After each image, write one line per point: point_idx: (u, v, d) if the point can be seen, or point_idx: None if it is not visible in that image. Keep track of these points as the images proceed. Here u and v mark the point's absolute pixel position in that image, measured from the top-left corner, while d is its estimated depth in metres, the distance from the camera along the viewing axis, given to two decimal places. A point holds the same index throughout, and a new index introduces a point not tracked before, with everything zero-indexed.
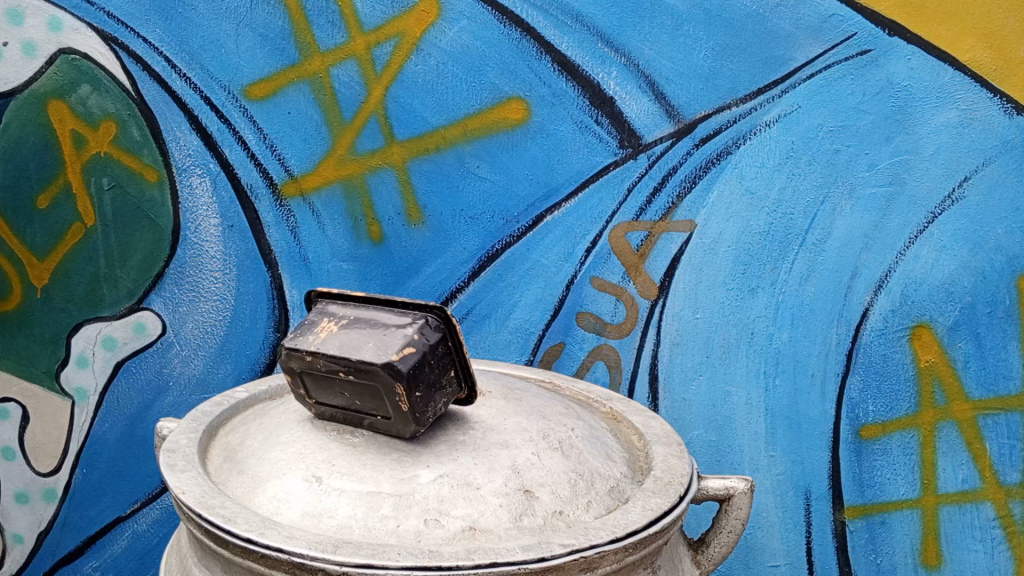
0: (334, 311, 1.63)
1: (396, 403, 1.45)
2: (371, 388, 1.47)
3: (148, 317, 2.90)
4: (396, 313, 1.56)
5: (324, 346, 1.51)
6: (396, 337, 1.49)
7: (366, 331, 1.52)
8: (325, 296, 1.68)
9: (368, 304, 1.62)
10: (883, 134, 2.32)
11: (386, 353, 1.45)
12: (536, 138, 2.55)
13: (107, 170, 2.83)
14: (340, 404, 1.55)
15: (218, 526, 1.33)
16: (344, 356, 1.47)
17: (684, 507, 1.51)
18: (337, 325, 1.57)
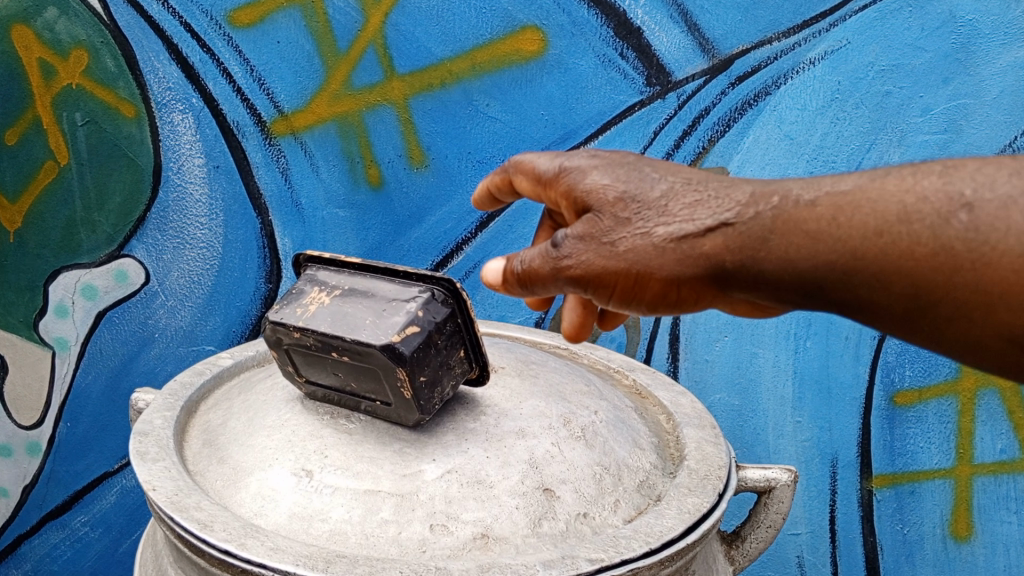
0: (325, 279, 1.42)
1: (398, 389, 1.26)
2: (369, 371, 1.28)
3: (130, 265, 2.67)
4: (397, 285, 1.36)
5: (315, 323, 1.31)
6: (399, 313, 1.28)
7: (362, 305, 1.32)
8: (314, 260, 1.47)
9: (364, 270, 1.41)
10: (941, 74, 2.07)
11: (386, 333, 1.24)
12: (553, 73, 2.30)
13: (80, 105, 2.56)
14: (334, 385, 1.36)
15: (193, 533, 1.15)
16: (337, 334, 1.27)
17: (724, 507, 1.33)
18: (329, 296, 1.36)
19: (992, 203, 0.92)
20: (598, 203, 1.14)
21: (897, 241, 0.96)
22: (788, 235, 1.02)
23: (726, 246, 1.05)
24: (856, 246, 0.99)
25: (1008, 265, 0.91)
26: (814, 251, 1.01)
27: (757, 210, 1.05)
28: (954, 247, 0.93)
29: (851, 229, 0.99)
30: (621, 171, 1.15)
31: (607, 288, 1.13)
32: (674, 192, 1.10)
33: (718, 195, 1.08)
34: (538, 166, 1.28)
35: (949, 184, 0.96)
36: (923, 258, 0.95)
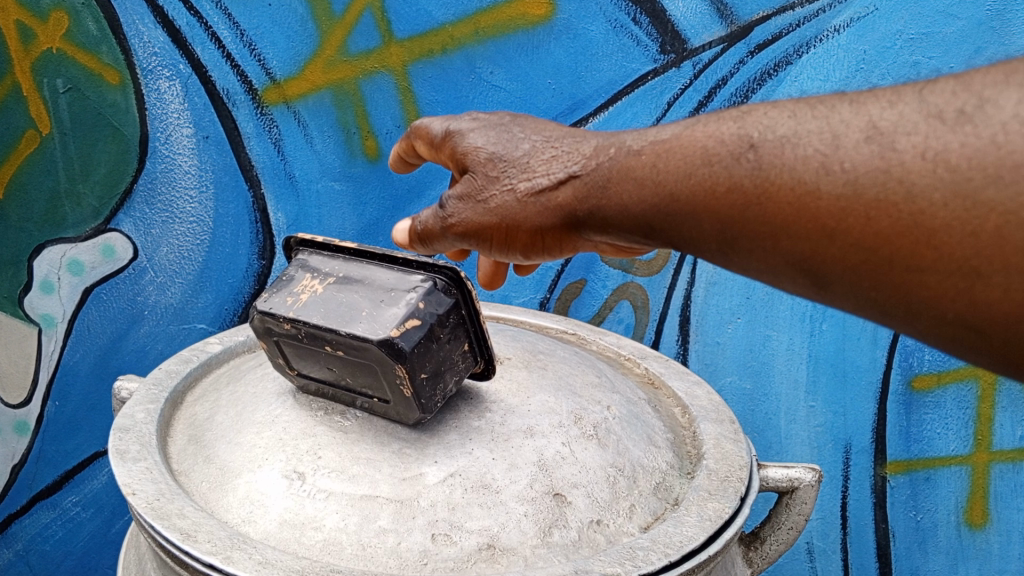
0: (318, 265, 1.32)
1: (397, 387, 1.17)
2: (366, 367, 1.19)
3: (117, 240, 2.49)
4: (395, 273, 1.26)
5: (307, 315, 1.21)
6: (398, 305, 1.19)
7: (358, 296, 1.22)
8: (305, 244, 1.37)
9: (359, 257, 1.31)
10: (974, 44, 1.95)
11: (385, 327, 1.15)
12: (561, 39, 2.17)
13: (61, 71, 2.36)
14: (329, 379, 1.27)
15: (175, 544, 1.06)
16: (331, 328, 1.18)
17: (746, 513, 1.24)
18: (322, 285, 1.26)
19: (774, 142, 0.90)
20: (474, 163, 1.18)
21: (704, 182, 0.95)
22: (622, 184, 1.04)
23: (575, 196, 1.08)
24: (671, 189, 0.98)
25: (788, 194, 0.88)
26: (641, 196, 1.01)
27: (601, 159, 1.07)
28: (746, 184, 0.91)
29: (668, 174, 0.99)
30: (493, 132, 1.19)
31: (488, 243, 1.18)
32: (534, 149, 1.13)
33: (568, 149, 1.11)
34: (431, 128, 1.30)
35: (741, 129, 0.94)
36: (724, 197, 0.93)
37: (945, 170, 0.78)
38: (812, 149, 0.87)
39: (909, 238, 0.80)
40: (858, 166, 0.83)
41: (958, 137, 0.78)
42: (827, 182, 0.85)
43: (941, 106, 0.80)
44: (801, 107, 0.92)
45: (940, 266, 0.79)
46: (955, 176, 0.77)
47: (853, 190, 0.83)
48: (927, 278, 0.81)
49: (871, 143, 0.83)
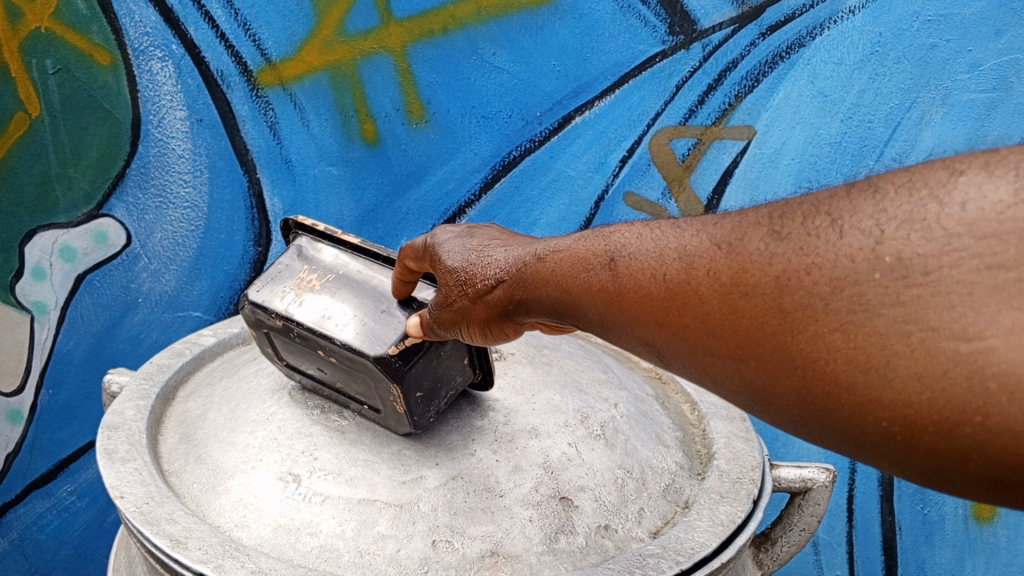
0: (315, 256, 1.28)
1: (391, 405, 1.14)
2: (361, 378, 1.16)
3: (110, 225, 2.43)
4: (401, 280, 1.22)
5: (302, 315, 1.18)
6: (400, 318, 1.16)
7: (356, 301, 1.19)
8: (302, 228, 1.32)
9: (359, 253, 1.27)
10: (993, 26, 1.91)
11: (383, 345, 1.12)
12: (566, 19, 2.10)
13: (50, 51, 2.28)
14: (320, 383, 1.23)
15: (164, 552, 1.02)
16: (327, 336, 1.15)
17: (759, 517, 1.19)
18: (319, 283, 1.23)
19: (629, 254, 0.90)
20: (438, 272, 1.13)
21: (583, 282, 0.93)
22: (538, 282, 1.00)
23: (511, 294, 1.03)
24: (562, 283, 0.96)
25: (632, 297, 0.87)
26: (545, 291, 0.98)
27: (524, 258, 1.03)
28: (606, 286, 0.90)
29: (558, 274, 0.97)
30: (457, 239, 1.14)
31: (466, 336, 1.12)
32: (477, 255, 1.09)
33: (507, 254, 1.07)
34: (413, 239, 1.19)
35: (605, 241, 0.94)
36: (597, 297, 0.91)
37: (719, 282, 0.79)
38: (647, 263, 0.87)
39: (701, 332, 0.80)
40: (673, 275, 0.84)
41: (727, 260, 0.80)
42: (655, 287, 0.85)
43: (721, 235, 0.82)
44: (649, 226, 0.92)
45: (723, 355, 0.79)
46: (726, 287, 0.78)
47: (670, 294, 0.83)
48: (717, 364, 0.79)
49: (683, 260, 0.84)
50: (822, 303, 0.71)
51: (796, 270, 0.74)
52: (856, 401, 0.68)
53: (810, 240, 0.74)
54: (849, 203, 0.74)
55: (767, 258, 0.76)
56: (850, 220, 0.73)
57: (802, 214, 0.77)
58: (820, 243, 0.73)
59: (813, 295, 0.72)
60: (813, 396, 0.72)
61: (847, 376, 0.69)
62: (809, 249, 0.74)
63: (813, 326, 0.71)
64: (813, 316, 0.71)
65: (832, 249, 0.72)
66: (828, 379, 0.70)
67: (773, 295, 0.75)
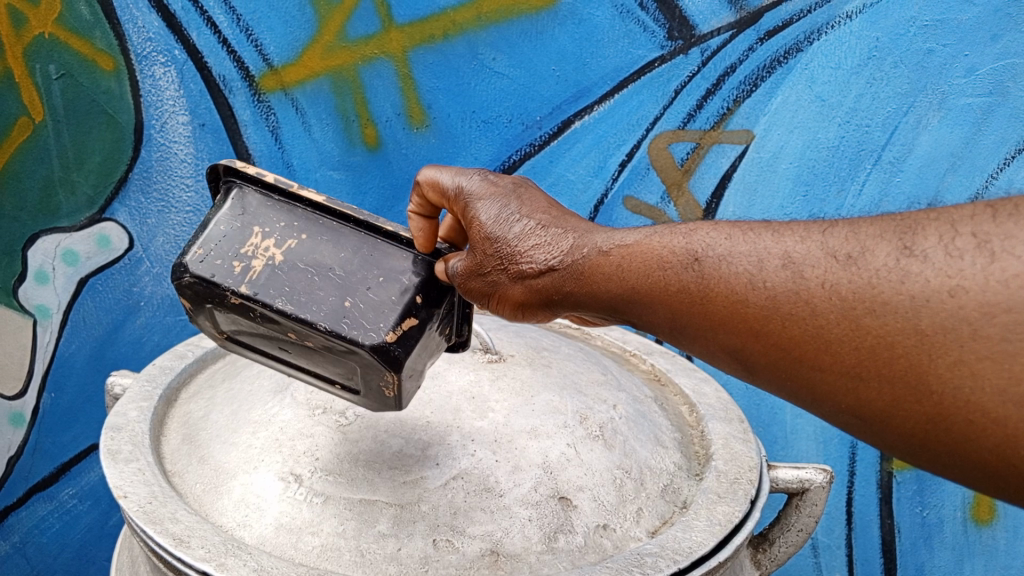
0: (269, 216, 1.16)
1: (379, 388, 1.10)
2: (344, 363, 1.11)
3: (112, 229, 2.44)
4: (379, 249, 1.14)
5: (269, 297, 1.09)
6: (391, 300, 1.10)
7: (331, 275, 1.11)
8: (245, 179, 1.19)
9: (323, 212, 1.16)
10: (989, 31, 1.93)
11: (379, 332, 1.06)
12: (565, 24, 2.12)
13: (54, 57, 2.30)
14: (285, 360, 1.19)
15: (167, 550, 1.03)
16: (307, 320, 1.07)
17: (756, 516, 1.20)
18: (280, 253, 1.12)
19: (718, 255, 0.95)
20: (476, 236, 1.15)
21: (659, 281, 0.99)
22: (595, 279, 1.06)
23: (559, 286, 1.10)
24: (631, 283, 1.02)
25: (724, 302, 0.93)
26: (607, 288, 1.05)
27: (583, 249, 1.08)
28: (690, 288, 0.96)
29: (629, 271, 1.02)
30: (497, 206, 1.16)
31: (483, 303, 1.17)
32: (525, 231, 1.12)
33: (554, 237, 1.11)
34: (439, 180, 1.22)
35: (689, 242, 0.99)
36: (676, 297, 0.97)
37: (837, 297, 0.85)
38: (741, 267, 0.92)
39: (813, 345, 0.86)
40: (777, 285, 0.89)
41: (846, 273, 0.85)
42: (755, 295, 0.90)
43: (837, 246, 0.87)
44: (733, 228, 0.97)
45: (840, 369, 0.85)
46: (846, 302, 0.84)
47: (774, 303, 0.89)
48: (828, 378, 0.87)
49: (788, 269, 0.89)
50: (968, 329, 0.77)
51: (936, 292, 0.79)
52: (1001, 429, 0.76)
53: (952, 260, 0.79)
54: (997, 226, 0.78)
55: (900, 277, 0.82)
56: (1000, 244, 0.77)
57: (936, 231, 0.82)
58: (965, 265, 0.78)
59: (958, 319, 0.77)
60: (947, 419, 0.79)
61: (994, 407, 0.75)
62: (952, 271, 0.79)
63: (954, 352, 0.78)
64: (956, 342, 0.77)
65: (979, 272, 0.77)
66: (972, 408, 0.77)
67: (907, 316, 0.80)
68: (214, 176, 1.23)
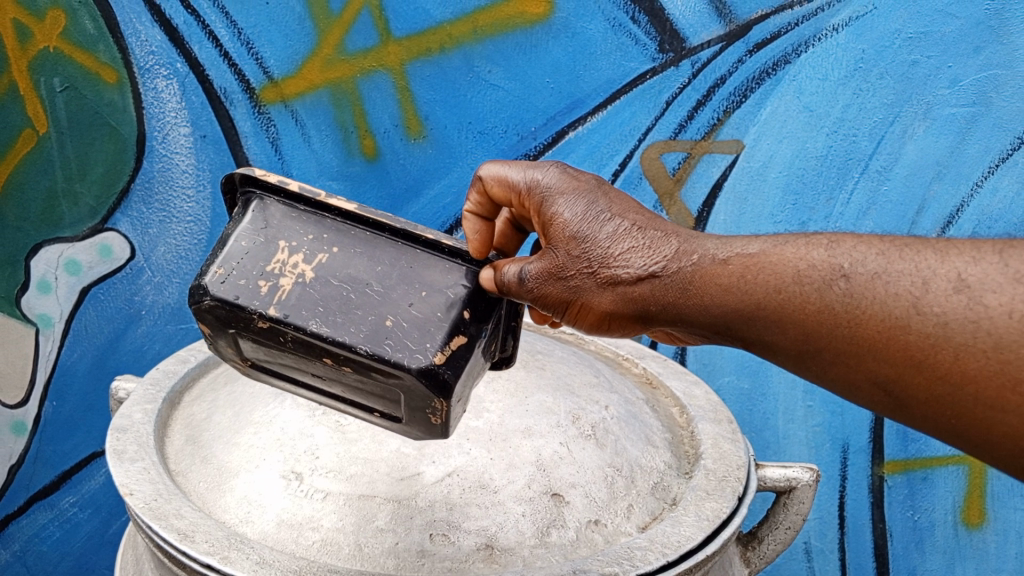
0: (292, 228, 1.12)
1: (425, 414, 1.07)
2: (384, 390, 1.08)
3: (114, 239, 2.48)
4: (419, 259, 1.11)
5: (302, 319, 1.05)
6: (437, 316, 1.07)
7: (369, 291, 1.07)
8: (266, 188, 1.15)
9: (354, 221, 1.13)
10: (972, 43, 1.98)
11: (426, 353, 1.03)
12: (559, 38, 2.17)
13: (58, 70, 2.34)
14: (317, 386, 1.16)
15: (172, 544, 1.06)
16: (345, 343, 1.03)
17: (744, 513, 1.24)
18: (311, 269, 1.08)
19: (870, 273, 0.94)
20: (557, 235, 1.12)
21: (798, 301, 0.97)
22: (703, 287, 1.04)
23: (658, 295, 1.06)
24: (770, 305, 0.99)
25: (878, 326, 0.92)
26: (723, 301, 1.02)
27: (691, 256, 1.05)
28: (837, 308, 0.94)
29: (754, 285, 1.00)
30: (582, 203, 1.12)
31: (552, 311, 1.15)
32: (616, 235, 1.08)
33: (652, 240, 1.08)
34: (507, 176, 1.22)
35: (831, 256, 0.97)
36: (817, 317, 0.96)
37: None
38: (903, 288, 0.92)
39: (995, 379, 0.85)
40: (953, 312, 0.88)
41: None
42: (919, 320, 0.89)
43: (1021, 270, 0.87)
44: (888, 246, 0.96)
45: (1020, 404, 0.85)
46: None
47: (944, 331, 0.88)
48: (1005, 414, 0.86)
49: (961, 294, 0.88)
50: None
51: None
52: None
53: None
54: None
55: None
56: None
57: None
58: None
59: None
60: None
61: None
62: None
63: None
64: None
65: None
66: None
67: None
68: (230, 185, 1.20)
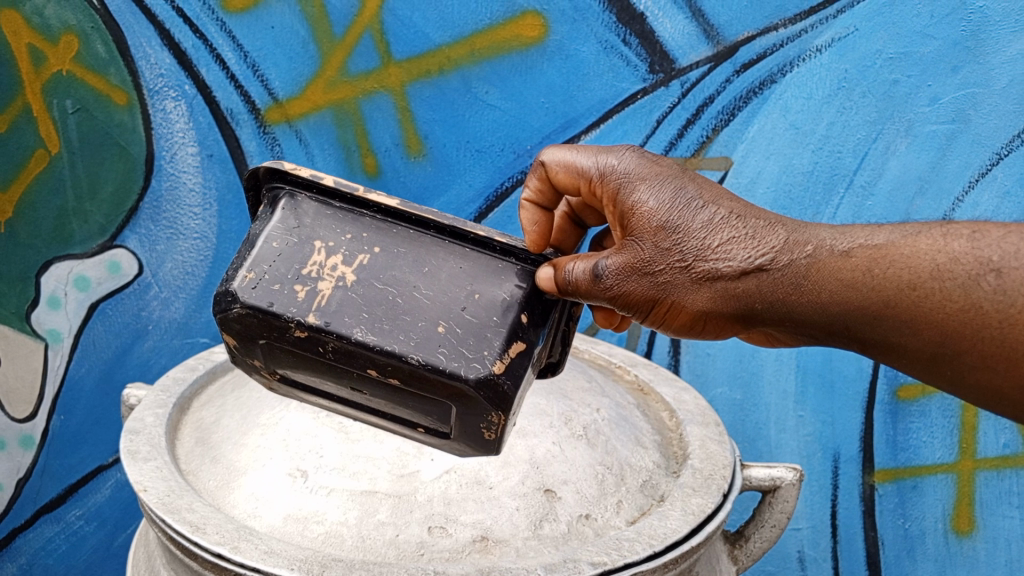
0: (327, 225, 1.18)
1: (477, 430, 1.14)
2: (430, 404, 1.13)
3: (123, 255, 2.56)
4: (467, 258, 1.17)
5: (346, 327, 1.10)
6: (493, 321, 1.13)
7: (417, 294, 1.13)
8: (297, 184, 1.21)
9: (392, 218, 1.18)
10: (950, 63, 2.06)
11: (484, 362, 1.09)
12: (553, 59, 2.25)
13: (70, 92, 2.43)
14: (353, 401, 1.20)
15: (185, 536, 1.12)
16: (396, 352, 1.09)
17: (728, 508, 1.30)
18: (351, 273, 1.14)
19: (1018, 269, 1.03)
20: (643, 226, 1.18)
21: (943, 300, 1.05)
22: (821, 280, 1.11)
23: (765, 289, 1.14)
24: (914, 306, 1.07)
25: None
26: (855, 295, 1.09)
27: (805, 248, 1.13)
28: (987, 305, 1.03)
29: (889, 282, 1.08)
30: (670, 190, 1.18)
31: (638, 309, 1.21)
32: (710, 227, 1.15)
33: (757, 231, 1.14)
34: (579, 163, 1.29)
35: (976, 249, 1.06)
36: (963, 315, 1.04)
37: None
38: None
39: None
40: None
41: None
42: None
43: None
44: None
45: None
46: None
47: None
48: None
49: None
50: None
51: None
52: None
53: None
54: None
55: None
56: None
57: None
58: None
59: None
60: None
61: None
62: None
63: None
64: None
65: None
66: None
67: None
68: (254, 181, 1.26)
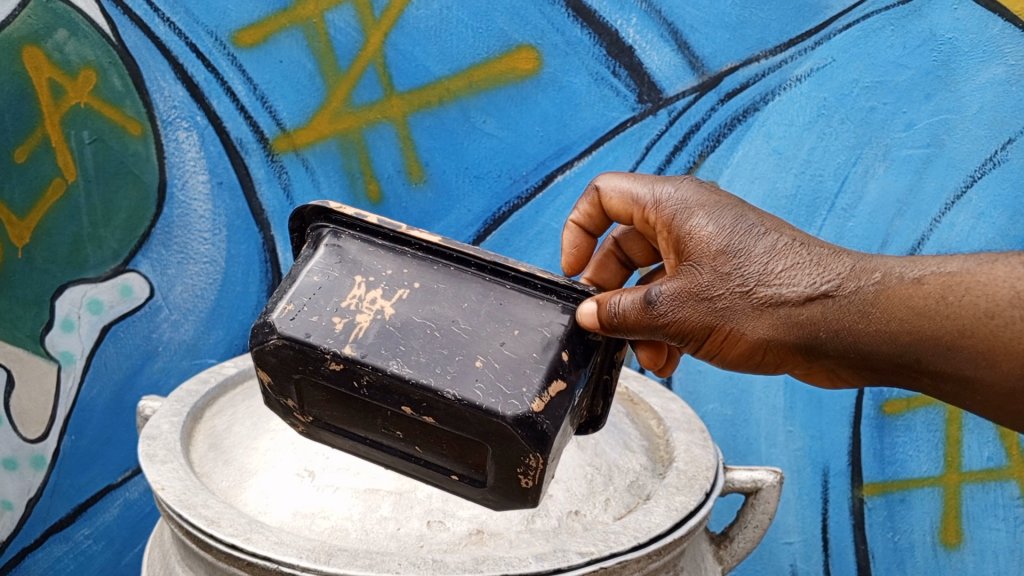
0: (369, 261, 1.28)
1: (516, 477, 1.19)
2: (469, 447, 1.19)
3: (135, 279, 2.66)
4: (508, 294, 1.25)
5: (382, 359, 1.17)
6: (533, 356, 1.19)
7: (455, 327, 1.21)
8: (342, 223, 1.33)
9: (433, 255, 1.28)
10: (923, 91, 2.17)
11: (523, 400, 1.14)
12: (548, 90, 2.37)
13: (88, 123, 2.55)
14: (389, 452, 1.26)
15: (201, 529, 1.21)
16: (430, 386, 1.15)
17: (710, 505, 1.38)
18: (389, 305, 1.22)
19: None
20: (703, 251, 1.26)
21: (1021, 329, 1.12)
22: (890, 305, 1.18)
23: (828, 316, 1.20)
24: (990, 335, 1.13)
25: None
26: (927, 322, 1.16)
27: (872, 276, 1.20)
28: None
29: (962, 311, 1.15)
30: (730, 218, 1.27)
31: (696, 337, 1.27)
32: (773, 254, 1.23)
33: (822, 259, 1.22)
34: (636, 192, 1.46)
35: None
36: None
37: None
38: None
39: None
40: None
41: None
42: None
43: None
44: None
45: None
46: None
47: None
48: None
49: None
50: None
51: None
52: None
53: None
54: None
55: None
56: None
57: None
58: None
59: None
60: None
61: None
62: None
63: None
64: None
65: None
66: None
67: None
68: (301, 221, 1.39)
